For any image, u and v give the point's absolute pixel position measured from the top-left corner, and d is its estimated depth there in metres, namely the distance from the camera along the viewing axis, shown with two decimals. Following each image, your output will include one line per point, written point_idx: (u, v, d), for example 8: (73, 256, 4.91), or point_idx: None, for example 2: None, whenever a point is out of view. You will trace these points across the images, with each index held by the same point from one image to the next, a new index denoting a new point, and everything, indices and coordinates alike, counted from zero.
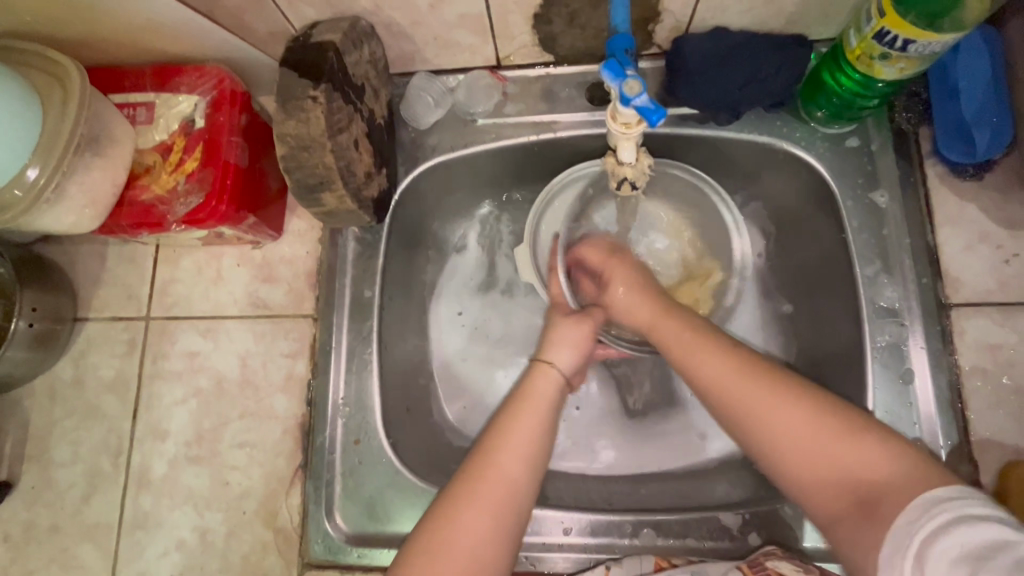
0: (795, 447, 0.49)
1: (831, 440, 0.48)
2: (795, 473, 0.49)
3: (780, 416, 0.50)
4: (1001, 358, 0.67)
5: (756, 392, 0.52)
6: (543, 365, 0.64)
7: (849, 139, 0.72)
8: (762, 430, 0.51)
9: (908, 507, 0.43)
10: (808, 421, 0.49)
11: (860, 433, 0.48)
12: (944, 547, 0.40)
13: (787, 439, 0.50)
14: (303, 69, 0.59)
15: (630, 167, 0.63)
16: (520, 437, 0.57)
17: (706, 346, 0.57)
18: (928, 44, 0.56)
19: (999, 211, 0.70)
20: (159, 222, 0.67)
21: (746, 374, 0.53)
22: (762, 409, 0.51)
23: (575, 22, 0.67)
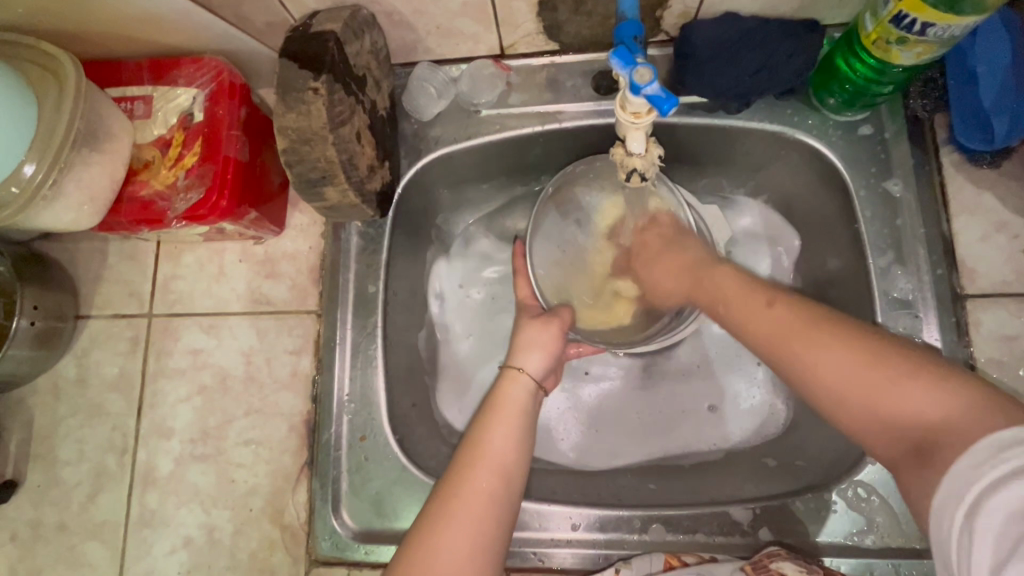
0: (842, 391, 0.48)
1: (879, 383, 0.46)
2: (842, 408, 0.48)
3: (824, 359, 0.49)
4: (1019, 350, 0.65)
5: (799, 339, 0.51)
6: (514, 371, 0.65)
7: (862, 127, 0.71)
8: (808, 369, 0.50)
9: (973, 450, 0.40)
10: (855, 364, 0.48)
11: (911, 372, 0.45)
12: (1002, 499, 0.37)
13: (833, 384, 0.48)
14: (303, 60, 0.57)
15: (639, 159, 0.61)
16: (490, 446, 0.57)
17: (750, 297, 0.58)
18: (947, 27, 0.54)
19: (1017, 199, 0.68)
20: (159, 218, 0.66)
21: (793, 324, 0.53)
22: (809, 354, 0.50)
23: (581, 9, 0.65)
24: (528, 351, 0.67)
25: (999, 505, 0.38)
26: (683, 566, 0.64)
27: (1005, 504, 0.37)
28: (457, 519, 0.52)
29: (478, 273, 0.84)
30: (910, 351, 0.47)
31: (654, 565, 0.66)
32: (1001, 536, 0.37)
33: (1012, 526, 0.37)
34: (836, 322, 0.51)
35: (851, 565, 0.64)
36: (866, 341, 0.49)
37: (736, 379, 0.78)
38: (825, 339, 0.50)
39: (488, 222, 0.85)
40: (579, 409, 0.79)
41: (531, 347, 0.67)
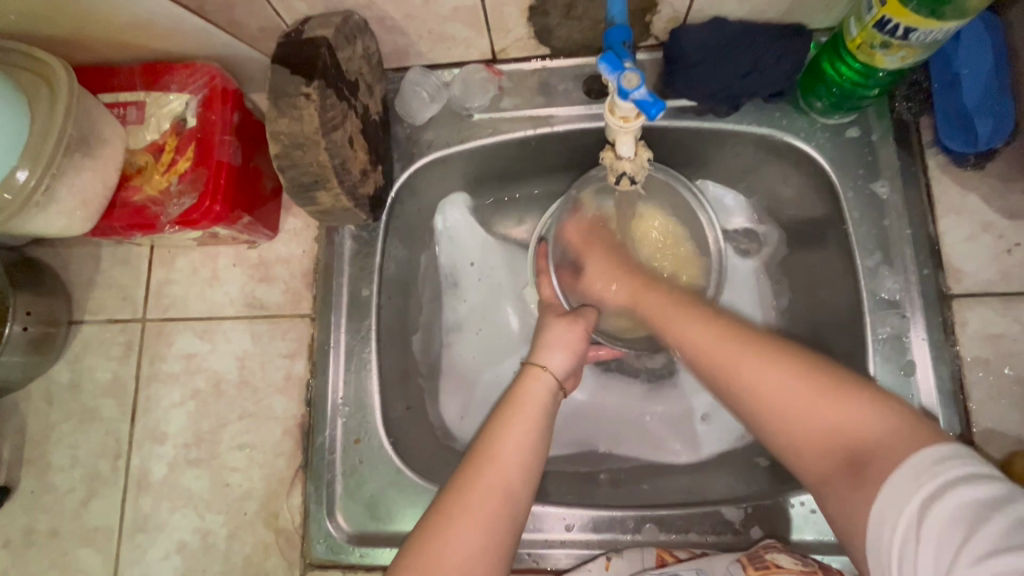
0: (775, 407, 0.49)
1: (811, 399, 0.48)
2: (777, 428, 0.50)
3: (759, 376, 0.51)
4: (1004, 349, 0.66)
5: (736, 359, 0.53)
6: (537, 368, 0.65)
7: (850, 130, 0.72)
8: (746, 388, 0.51)
9: (907, 463, 0.42)
10: (788, 380, 0.49)
11: (838, 392, 0.47)
12: (937, 511, 0.40)
13: (766, 399, 0.50)
14: (295, 65, 0.58)
15: (628, 162, 0.61)
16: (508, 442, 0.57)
17: (689, 315, 0.59)
18: (929, 31, 0.55)
19: (1001, 200, 0.69)
20: (152, 223, 0.66)
21: (727, 341, 0.54)
22: (742, 370, 0.52)
23: (571, 14, 0.66)
24: (550, 349, 0.67)
25: (939, 515, 0.40)
26: (677, 562, 0.64)
27: (940, 515, 0.39)
28: (468, 517, 0.52)
29: (475, 273, 0.83)
30: (834, 368, 0.50)
31: (647, 560, 0.66)
32: (941, 546, 0.39)
33: (954, 533, 0.39)
34: (770, 341, 0.53)
35: (841, 561, 0.65)
36: (797, 361, 0.50)
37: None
38: (758, 356, 0.52)
39: (485, 223, 0.85)
40: (574, 410, 0.80)
41: (553, 346, 0.68)
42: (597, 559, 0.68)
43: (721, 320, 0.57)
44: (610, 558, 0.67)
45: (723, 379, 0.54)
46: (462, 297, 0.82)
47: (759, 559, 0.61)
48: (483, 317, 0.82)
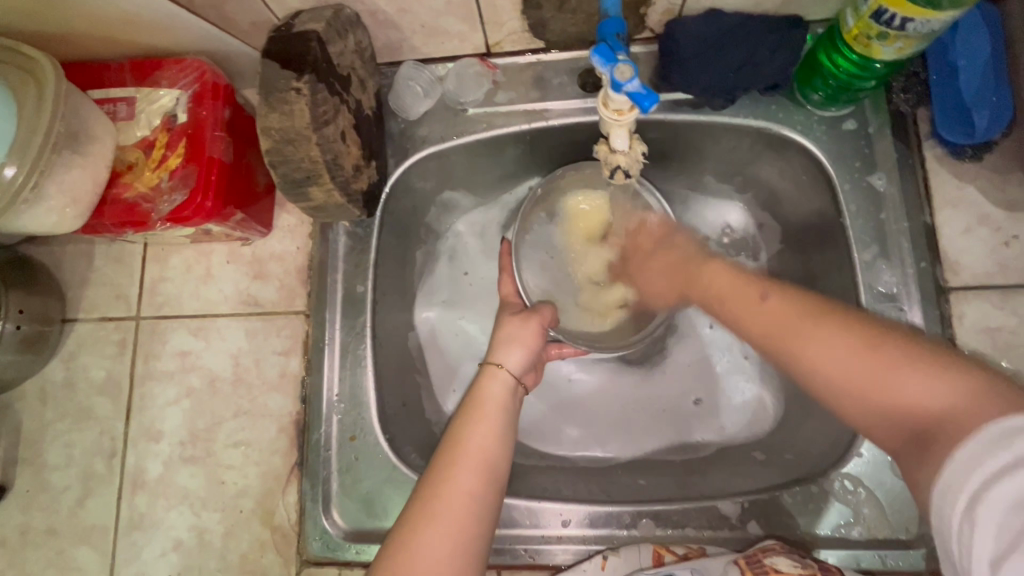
0: (838, 384, 0.48)
1: (876, 373, 0.46)
2: (842, 402, 0.49)
3: (822, 353, 0.50)
4: (1001, 342, 0.66)
5: (796, 336, 0.53)
6: (492, 367, 0.65)
7: (846, 122, 0.71)
8: (807, 364, 0.51)
9: (972, 437, 0.39)
10: (853, 357, 0.48)
11: (903, 364, 0.45)
12: (1002, 490, 0.36)
13: (829, 376, 0.49)
14: (285, 60, 0.57)
15: (622, 156, 0.61)
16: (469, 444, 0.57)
17: (749, 292, 0.60)
18: (926, 22, 0.55)
19: (999, 192, 0.69)
20: (143, 220, 0.65)
21: (793, 320, 0.54)
22: (805, 348, 0.51)
23: (566, 7, 0.65)
24: (506, 347, 0.68)
25: (1000, 496, 0.37)
26: (674, 560, 0.64)
27: (1006, 495, 0.36)
28: (436, 521, 0.52)
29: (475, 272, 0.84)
30: (905, 339, 0.47)
31: (644, 558, 0.66)
32: (1003, 528, 0.36)
33: (1016, 513, 0.36)
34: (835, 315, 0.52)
35: (839, 556, 0.65)
36: (863, 333, 0.49)
37: (730, 376, 0.79)
38: (822, 333, 0.51)
39: (481, 220, 0.85)
40: (567, 403, 0.81)
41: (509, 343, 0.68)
42: (593, 555, 0.67)
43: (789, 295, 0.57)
44: (606, 557, 0.66)
45: (786, 360, 0.54)
46: (461, 295, 0.84)
47: (757, 562, 0.60)
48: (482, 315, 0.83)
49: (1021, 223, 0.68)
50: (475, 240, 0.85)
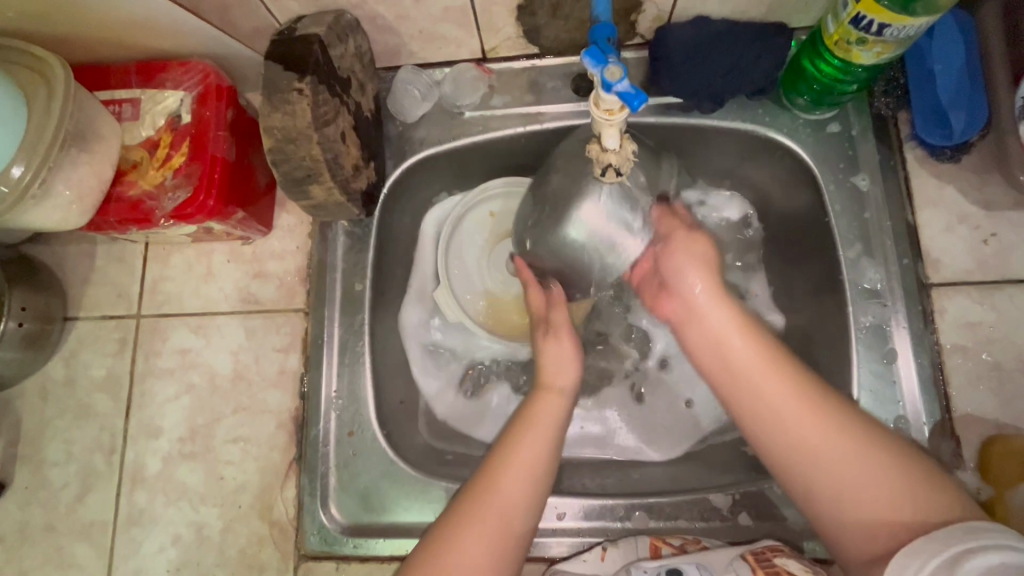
0: (852, 496, 0.51)
1: (871, 474, 0.50)
2: (829, 493, 0.52)
3: (821, 446, 0.52)
4: (982, 336, 0.68)
5: (801, 426, 0.54)
6: (546, 390, 0.66)
7: (830, 125, 0.74)
8: (807, 453, 0.53)
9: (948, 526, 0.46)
10: (852, 457, 0.51)
11: (893, 467, 0.50)
12: (985, 559, 0.43)
13: (846, 484, 0.51)
14: (287, 61, 0.59)
15: (615, 154, 0.58)
16: (517, 467, 0.59)
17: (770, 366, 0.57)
18: (902, 27, 0.57)
19: (977, 192, 0.71)
20: (147, 218, 0.67)
21: (814, 417, 0.54)
22: (825, 449, 0.52)
23: (559, 13, 0.68)
24: (556, 364, 0.68)
25: (980, 563, 0.43)
26: (672, 552, 0.65)
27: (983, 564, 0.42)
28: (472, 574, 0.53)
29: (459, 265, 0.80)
30: (890, 445, 0.52)
31: (641, 549, 0.67)
32: None
33: None
34: (836, 407, 0.54)
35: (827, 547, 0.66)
36: (858, 434, 0.52)
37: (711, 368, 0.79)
38: (848, 441, 0.52)
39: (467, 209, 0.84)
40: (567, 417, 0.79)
41: (557, 358, 0.69)
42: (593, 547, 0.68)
43: (797, 376, 0.56)
44: (605, 548, 0.67)
45: (787, 452, 0.54)
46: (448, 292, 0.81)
47: (768, 562, 0.61)
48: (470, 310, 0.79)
49: (999, 221, 0.70)
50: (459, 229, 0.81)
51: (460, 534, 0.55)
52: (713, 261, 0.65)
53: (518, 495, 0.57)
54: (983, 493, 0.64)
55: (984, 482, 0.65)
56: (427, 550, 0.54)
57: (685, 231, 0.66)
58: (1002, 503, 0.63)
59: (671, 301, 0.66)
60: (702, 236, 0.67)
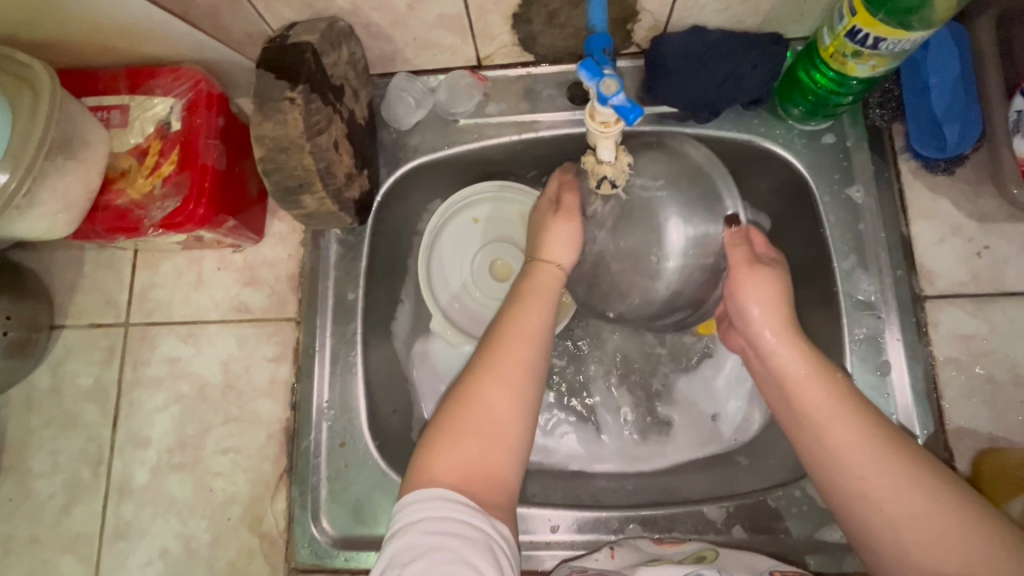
0: (915, 552, 0.48)
1: (938, 523, 0.48)
2: (892, 539, 0.50)
3: (888, 494, 0.50)
4: (975, 348, 0.68)
5: (868, 473, 0.51)
6: (541, 262, 0.64)
7: (825, 136, 0.74)
8: (870, 499, 0.51)
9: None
10: (919, 505, 0.49)
11: (963, 517, 0.48)
12: None
13: (909, 538, 0.49)
14: (279, 70, 0.59)
15: (609, 166, 0.61)
16: (519, 331, 0.58)
17: (842, 406, 0.54)
18: (898, 41, 0.57)
19: (970, 204, 0.71)
20: (135, 227, 0.66)
21: (882, 471, 0.51)
22: (891, 502, 0.50)
23: (555, 22, 0.67)
24: (548, 236, 0.65)
25: None
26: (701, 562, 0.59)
27: None
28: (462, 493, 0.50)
29: (451, 269, 0.82)
30: (963, 495, 0.49)
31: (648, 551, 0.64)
32: None
33: None
34: (908, 454, 0.51)
35: (821, 560, 0.66)
36: (929, 481, 0.50)
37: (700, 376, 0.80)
38: (920, 500, 0.49)
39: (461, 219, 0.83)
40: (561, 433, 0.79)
41: (552, 230, 0.65)
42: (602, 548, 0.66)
43: (876, 423, 0.53)
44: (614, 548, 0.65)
45: (851, 494, 0.52)
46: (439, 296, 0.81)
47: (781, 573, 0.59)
48: (458, 315, 0.81)
49: (993, 234, 0.70)
50: (447, 236, 0.83)
51: (480, 401, 0.54)
52: (782, 292, 0.61)
53: (524, 354, 0.57)
54: None
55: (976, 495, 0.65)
56: (447, 419, 0.53)
57: (745, 262, 0.63)
58: None
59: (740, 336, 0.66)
60: (765, 267, 0.62)
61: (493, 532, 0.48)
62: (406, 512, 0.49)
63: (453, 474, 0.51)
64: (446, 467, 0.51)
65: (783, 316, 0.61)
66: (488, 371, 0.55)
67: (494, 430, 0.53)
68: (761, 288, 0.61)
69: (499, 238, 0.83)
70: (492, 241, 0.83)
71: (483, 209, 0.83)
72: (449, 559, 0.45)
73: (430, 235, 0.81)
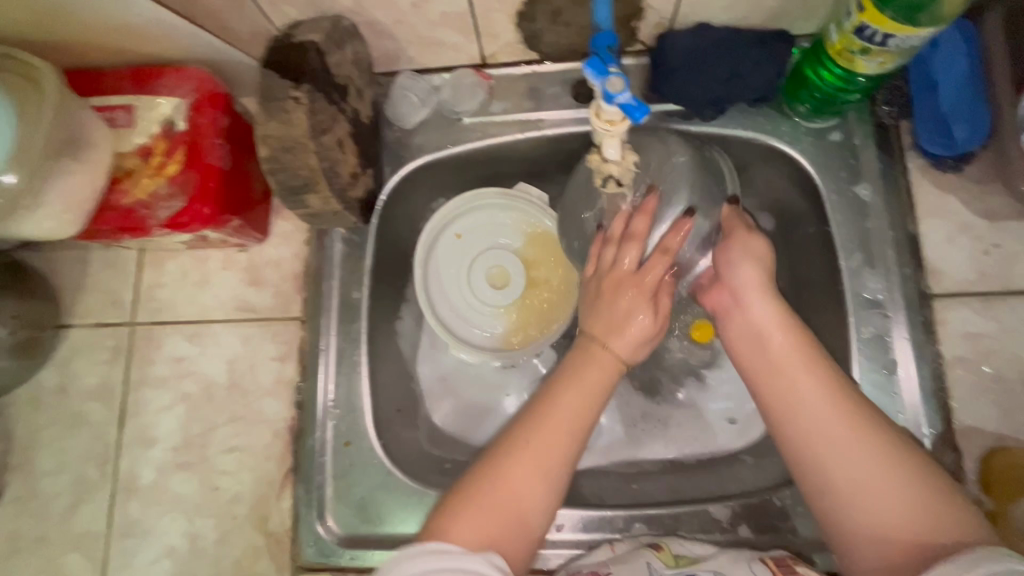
0: (870, 505, 0.48)
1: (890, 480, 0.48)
2: (847, 500, 0.50)
3: (848, 450, 0.50)
4: (983, 348, 0.68)
5: (827, 426, 0.51)
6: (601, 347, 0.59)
7: (832, 133, 0.73)
8: (826, 451, 0.51)
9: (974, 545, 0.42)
10: (876, 463, 0.49)
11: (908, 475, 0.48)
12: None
13: (865, 491, 0.49)
14: (286, 70, 0.59)
15: (614, 165, 0.64)
16: (561, 417, 0.55)
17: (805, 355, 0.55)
18: (906, 37, 0.57)
19: (978, 203, 0.71)
20: (141, 226, 0.66)
21: (847, 424, 0.51)
22: (851, 451, 0.50)
23: (559, 20, 0.67)
24: (620, 323, 0.59)
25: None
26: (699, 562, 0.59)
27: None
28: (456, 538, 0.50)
29: (455, 265, 0.81)
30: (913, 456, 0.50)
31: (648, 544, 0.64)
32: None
33: None
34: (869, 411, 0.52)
35: (828, 559, 0.66)
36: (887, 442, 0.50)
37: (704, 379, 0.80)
38: (876, 450, 0.49)
39: (472, 214, 0.81)
40: None
41: (625, 317, 0.59)
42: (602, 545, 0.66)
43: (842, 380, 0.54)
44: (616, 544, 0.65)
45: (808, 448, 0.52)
46: (437, 302, 0.79)
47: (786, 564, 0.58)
48: (455, 321, 0.79)
49: (1002, 232, 0.70)
50: (453, 231, 0.81)
51: (500, 478, 0.53)
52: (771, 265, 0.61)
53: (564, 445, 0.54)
54: (984, 506, 0.64)
55: (985, 495, 0.64)
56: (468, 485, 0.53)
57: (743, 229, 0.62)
58: (1004, 518, 0.63)
59: (718, 292, 0.63)
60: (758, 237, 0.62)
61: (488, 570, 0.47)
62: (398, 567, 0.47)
63: (476, 534, 0.50)
64: (464, 532, 0.50)
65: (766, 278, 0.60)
66: (516, 446, 0.54)
67: (517, 509, 0.52)
68: (754, 249, 0.61)
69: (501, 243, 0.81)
70: (499, 241, 0.81)
71: (486, 212, 0.81)
72: None
73: (428, 239, 0.80)
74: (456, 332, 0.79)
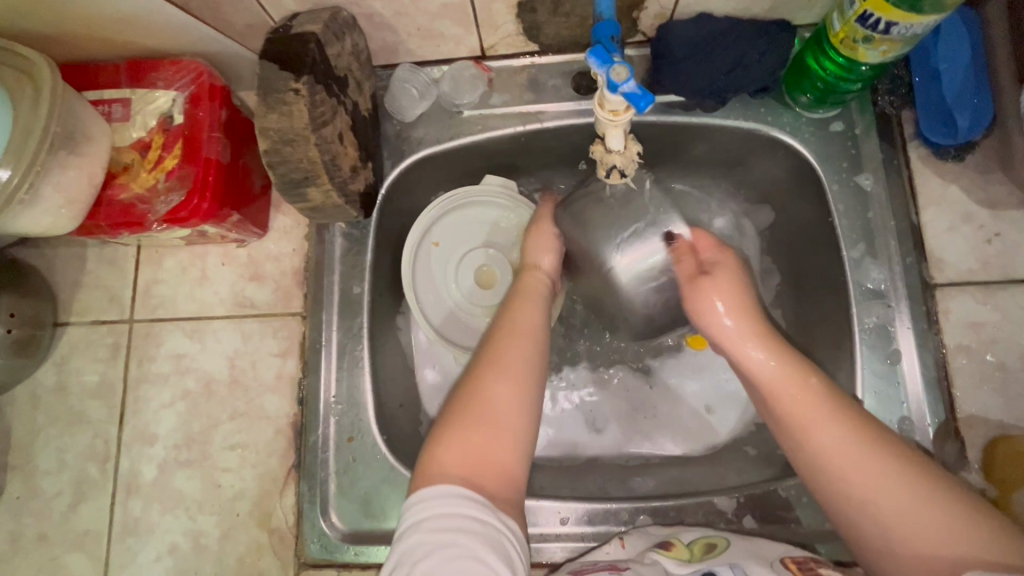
0: (908, 551, 0.47)
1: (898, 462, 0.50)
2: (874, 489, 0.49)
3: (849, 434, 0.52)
4: (985, 337, 0.68)
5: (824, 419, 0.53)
6: (531, 268, 0.69)
7: (833, 124, 0.73)
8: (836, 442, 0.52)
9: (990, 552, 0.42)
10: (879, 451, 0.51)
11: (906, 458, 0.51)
12: None
13: (906, 534, 0.47)
14: (283, 61, 0.58)
15: (618, 156, 0.63)
16: (517, 332, 0.59)
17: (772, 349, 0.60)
18: (910, 25, 0.56)
19: (981, 191, 0.71)
20: (139, 221, 0.65)
21: (874, 463, 0.49)
22: (885, 494, 0.48)
23: (560, 10, 0.66)
24: (537, 244, 0.71)
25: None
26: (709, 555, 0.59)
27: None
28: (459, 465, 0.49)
29: (445, 261, 0.81)
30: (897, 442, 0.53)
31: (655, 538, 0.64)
32: None
33: None
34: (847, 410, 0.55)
35: (833, 549, 0.66)
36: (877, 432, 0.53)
37: (706, 377, 0.80)
38: (908, 492, 0.47)
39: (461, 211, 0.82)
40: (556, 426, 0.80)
41: (541, 243, 0.71)
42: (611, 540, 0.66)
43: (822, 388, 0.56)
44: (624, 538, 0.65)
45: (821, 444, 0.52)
46: (423, 292, 0.80)
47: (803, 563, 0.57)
48: (439, 313, 0.80)
49: (1004, 222, 0.70)
50: (445, 226, 0.81)
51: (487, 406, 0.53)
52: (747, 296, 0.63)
53: (525, 348, 0.58)
54: (987, 493, 0.64)
55: (989, 483, 0.65)
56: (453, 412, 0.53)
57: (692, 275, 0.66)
58: (1007, 505, 0.63)
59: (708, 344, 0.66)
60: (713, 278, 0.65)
61: (501, 526, 0.48)
62: (414, 510, 0.48)
63: (459, 464, 0.50)
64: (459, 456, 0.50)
65: (750, 321, 0.61)
66: (495, 364, 0.56)
67: (503, 422, 0.52)
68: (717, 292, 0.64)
69: (498, 244, 0.82)
70: (491, 240, 0.82)
71: (486, 209, 0.82)
72: (460, 555, 0.45)
73: (430, 217, 0.80)
74: (437, 325, 0.80)
